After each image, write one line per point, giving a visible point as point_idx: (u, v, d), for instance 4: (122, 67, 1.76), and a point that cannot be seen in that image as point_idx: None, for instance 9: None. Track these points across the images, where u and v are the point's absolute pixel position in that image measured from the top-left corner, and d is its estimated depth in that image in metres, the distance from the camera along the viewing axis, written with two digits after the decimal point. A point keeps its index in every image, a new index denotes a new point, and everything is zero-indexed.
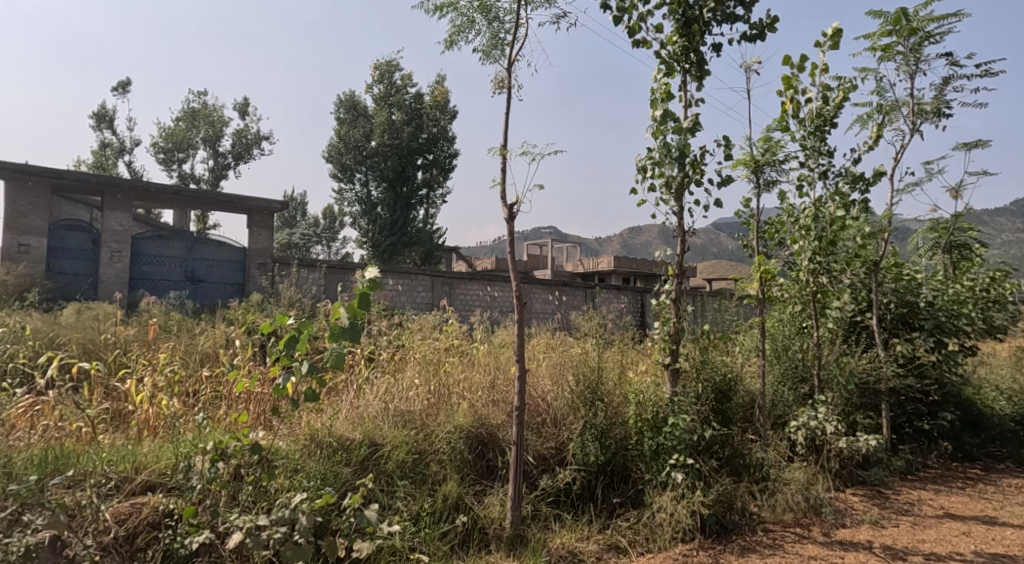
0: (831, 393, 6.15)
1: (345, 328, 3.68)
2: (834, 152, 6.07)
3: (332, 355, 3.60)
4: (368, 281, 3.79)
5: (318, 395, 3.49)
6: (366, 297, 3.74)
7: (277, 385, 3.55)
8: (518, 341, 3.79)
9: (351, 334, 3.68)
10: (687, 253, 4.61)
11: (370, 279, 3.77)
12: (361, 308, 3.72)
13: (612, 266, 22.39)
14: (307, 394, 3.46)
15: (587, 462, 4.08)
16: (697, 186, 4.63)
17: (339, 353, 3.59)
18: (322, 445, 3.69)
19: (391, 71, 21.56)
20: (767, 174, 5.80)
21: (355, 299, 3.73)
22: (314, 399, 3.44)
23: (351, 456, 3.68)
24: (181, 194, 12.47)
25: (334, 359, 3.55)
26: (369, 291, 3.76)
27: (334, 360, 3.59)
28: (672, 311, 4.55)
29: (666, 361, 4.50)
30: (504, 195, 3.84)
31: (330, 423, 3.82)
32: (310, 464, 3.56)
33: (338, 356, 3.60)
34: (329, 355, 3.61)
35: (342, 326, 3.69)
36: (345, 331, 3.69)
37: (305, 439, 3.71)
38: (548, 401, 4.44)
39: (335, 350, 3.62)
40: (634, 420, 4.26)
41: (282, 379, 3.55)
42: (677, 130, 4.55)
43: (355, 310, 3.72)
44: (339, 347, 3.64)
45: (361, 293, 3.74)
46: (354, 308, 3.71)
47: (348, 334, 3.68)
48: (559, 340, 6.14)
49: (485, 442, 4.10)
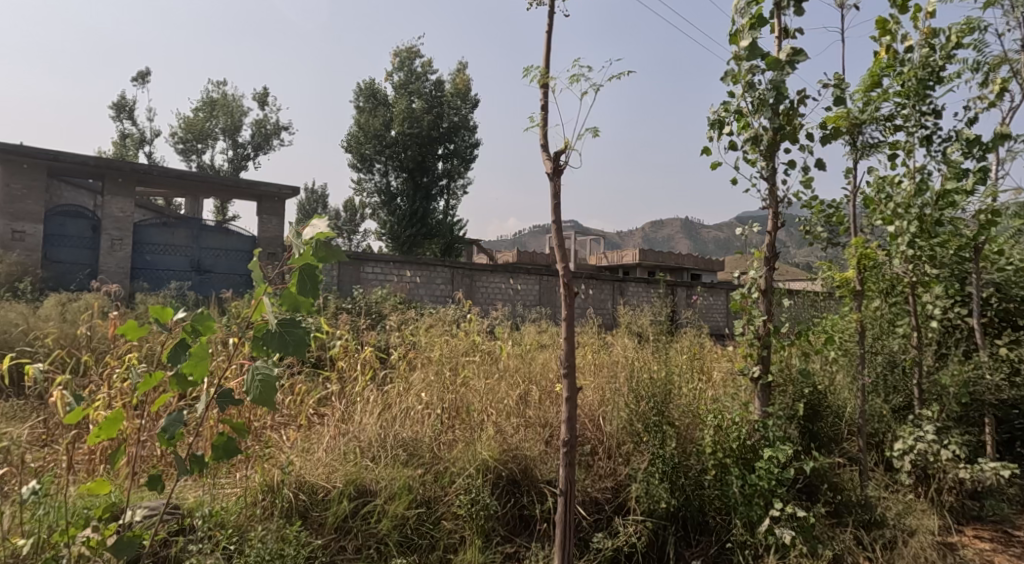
0: (935, 407, 5.00)
1: (281, 328, 2.78)
2: (944, 112, 4.80)
3: (257, 381, 2.57)
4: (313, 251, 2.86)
5: (238, 447, 2.51)
6: (310, 275, 2.90)
7: (165, 432, 2.49)
8: (566, 347, 2.70)
9: (292, 335, 2.78)
10: (779, 230, 3.53)
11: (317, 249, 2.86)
12: (301, 296, 2.89)
13: (639, 260, 21.22)
14: (221, 449, 2.47)
15: (656, 509, 3.05)
16: (794, 144, 3.53)
17: (268, 379, 2.58)
18: (283, 502, 2.74)
19: (411, 57, 20.61)
20: (866, 135, 4.66)
21: (293, 282, 2.89)
22: (237, 453, 2.47)
23: (326, 516, 2.73)
24: (186, 178, 11.57)
25: (262, 390, 2.55)
26: (314, 265, 2.90)
27: (260, 392, 2.57)
28: (760, 308, 3.46)
29: (755, 372, 3.40)
30: (547, 141, 2.73)
31: (298, 468, 2.86)
32: (258, 532, 2.57)
33: (268, 381, 2.57)
34: (252, 384, 2.57)
35: (272, 326, 2.77)
36: (278, 335, 2.78)
37: (258, 496, 2.75)
38: (601, 426, 3.46)
39: (260, 373, 2.59)
40: (716, 451, 3.22)
41: (175, 423, 2.50)
42: (771, 67, 3.43)
43: (294, 304, 2.90)
44: (268, 367, 2.60)
45: (303, 270, 2.88)
46: (291, 304, 2.88)
47: (286, 340, 2.78)
48: (603, 340, 5.11)
49: (515, 484, 3.08)
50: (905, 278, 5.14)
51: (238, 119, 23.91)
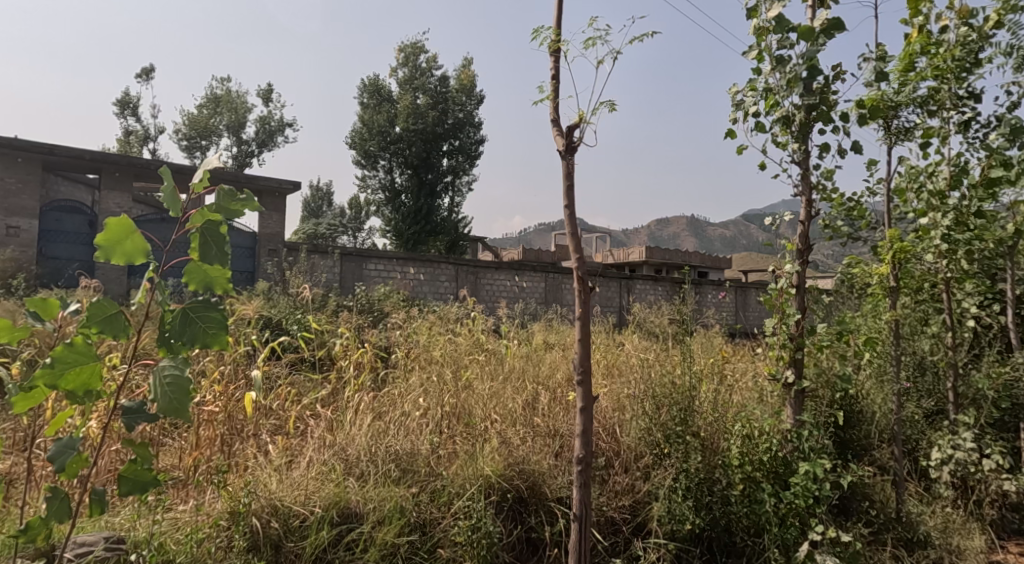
0: (972, 412, 4.64)
1: (185, 317, 2.13)
2: (984, 94, 4.41)
3: (165, 385, 2.12)
4: (219, 206, 2.21)
5: (153, 478, 2.12)
6: (213, 235, 2.22)
7: (56, 468, 2.01)
8: (582, 351, 2.35)
9: (211, 322, 2.14)
10: (813, 219, 3.19)
11: (220, 203, 2.21)
12: (208, 267, 2.23)
13: (645, 257, 20.94)
14: (131, 484, 2.08)
15: (680, 531, 2.74)
16: (829, 124, 3.17)
17: (177, 384, 2.14)
18: (251, 533, 2.44)
19: (416, 53, 20.34)
20: (900, 119, 4.30)
21: (192, 248, 2.20)
22: (156, 483, 2.11)
23: (303, 546, 2.43)
24: (184, 172, 11.26)
25: (173, 398, 2.12)
26: (217, 221, 2.22)
27: (168, 396, 2.13)
28: (794, 307, 3.12)
29: (788, 378, 3.07)
30: (558, 114, 2.40)
31: (276, 492, 2.56)
32: None
33: (179, 382, 2.15)
34: (159, 389, 2.12)
35: (175, 315, 2.13)
36: (181, 329, 2.13)
37: (220, 527, 2.45)
38: (617, 437, 3.15)
39: (166, 374, 2.13)
40: (747, 466, 2.90)
41: (64, 456, 2.03)
42: (805, 38, 3.07)
43: (204, 281, 2.25)
44: (175, 365, 2.15)
45: (204, 228, 2.20)
46: (200, 280, 2.23)
47: (192, 334, 2.13)
48: (617, 340, 4.79)
49: (522, 503, 2.79)
50: (939, 274, 4.78)
51: (242, 116, 23.65)
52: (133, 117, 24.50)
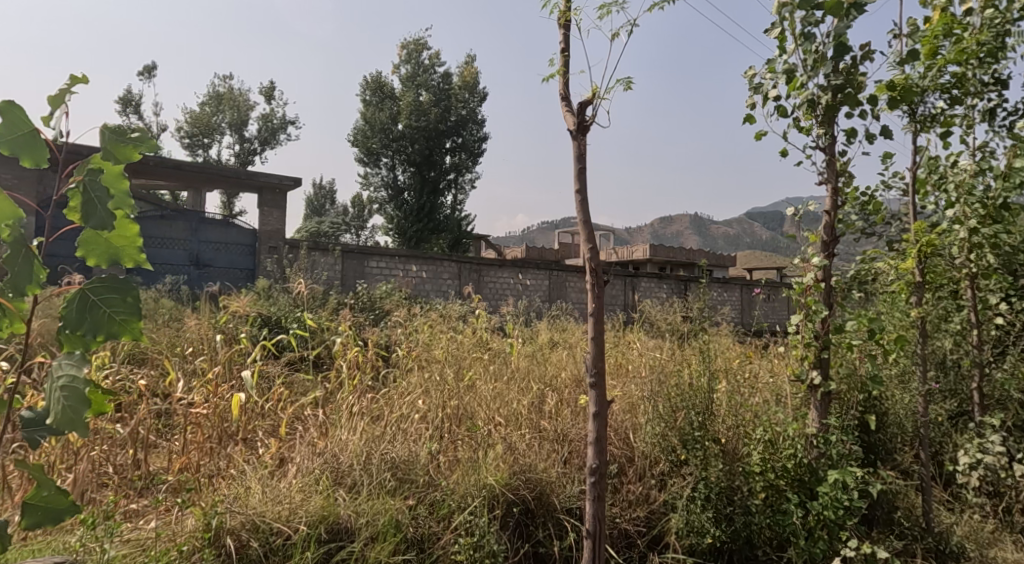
0: (998, 413, 4.42)
1: (86, 300, 1.62)
2: (1012, 80, 4.19)
3: (61, 393, 1.62)
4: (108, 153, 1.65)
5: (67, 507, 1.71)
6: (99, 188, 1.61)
7: None
8: (595, 352, 2.14)
9: (119, 307, 1.63)
10: (839, 209, 2.98)
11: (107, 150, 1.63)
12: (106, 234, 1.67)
13: (649, 255, 20.74)
14: (33, 519, 1.67)
15: (700, 545, 2.55)
16: (858, 107, 2.96)
17: (75, 395, 1.62)
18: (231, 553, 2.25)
19: (418, 50, 20.16)
20: (925, 105, 4.08)
21: (75, 209, 1.60)
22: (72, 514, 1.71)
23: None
24: (183, 168, 11.01)
25: (69, 409, 1.61)
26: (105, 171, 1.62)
27: (64, 409, 1.62)
28: (820, 303, 2.91)
29: (813, 379, 2.87)
30: (568, 91, 2.20)
31: (262, 506, 2.37)
32: None
33: (77, 387, 1.63)
34: (53, 397, 1.62)
35: (74, 301, 1.62)
36: (79, 317, 1.62)
37: (195, 547, 2.27)
38: (631, 444, 2.96)
39: (62, 379, 1.63)
40: (771, 474, 2.71)
41: None
42: (831, 14, 2.86)
43: (108, 253, 1.72)
44: (72, 364, 1.65)
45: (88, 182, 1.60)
46: (102, 255, 1.71)
47: (93, 321, 1.63)
48: (626, 339, 4.59)
49: (528, 515, 2.60)
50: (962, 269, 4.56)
51: (244, 113, 23.44)
52: (134, 115, 24.33)
